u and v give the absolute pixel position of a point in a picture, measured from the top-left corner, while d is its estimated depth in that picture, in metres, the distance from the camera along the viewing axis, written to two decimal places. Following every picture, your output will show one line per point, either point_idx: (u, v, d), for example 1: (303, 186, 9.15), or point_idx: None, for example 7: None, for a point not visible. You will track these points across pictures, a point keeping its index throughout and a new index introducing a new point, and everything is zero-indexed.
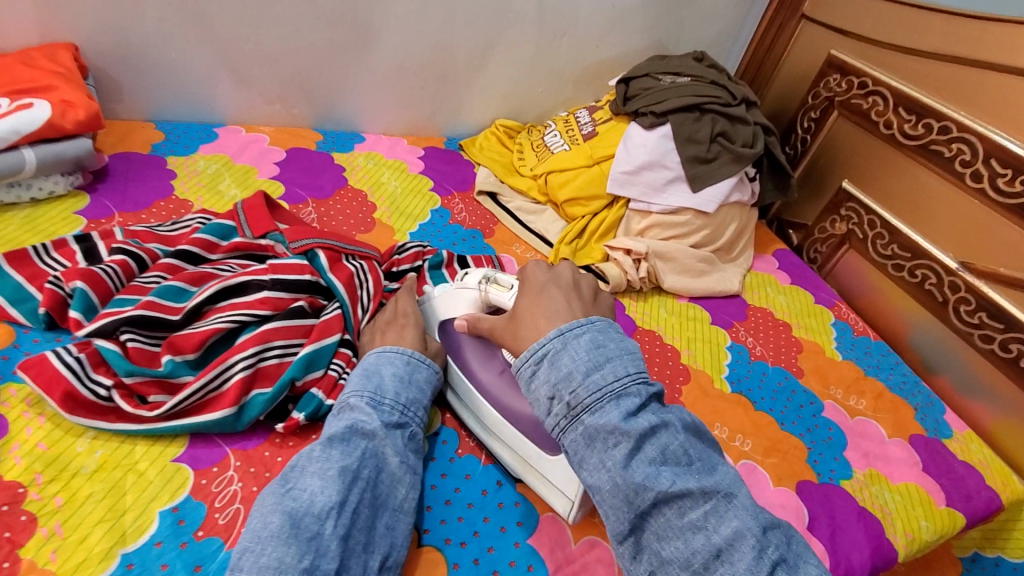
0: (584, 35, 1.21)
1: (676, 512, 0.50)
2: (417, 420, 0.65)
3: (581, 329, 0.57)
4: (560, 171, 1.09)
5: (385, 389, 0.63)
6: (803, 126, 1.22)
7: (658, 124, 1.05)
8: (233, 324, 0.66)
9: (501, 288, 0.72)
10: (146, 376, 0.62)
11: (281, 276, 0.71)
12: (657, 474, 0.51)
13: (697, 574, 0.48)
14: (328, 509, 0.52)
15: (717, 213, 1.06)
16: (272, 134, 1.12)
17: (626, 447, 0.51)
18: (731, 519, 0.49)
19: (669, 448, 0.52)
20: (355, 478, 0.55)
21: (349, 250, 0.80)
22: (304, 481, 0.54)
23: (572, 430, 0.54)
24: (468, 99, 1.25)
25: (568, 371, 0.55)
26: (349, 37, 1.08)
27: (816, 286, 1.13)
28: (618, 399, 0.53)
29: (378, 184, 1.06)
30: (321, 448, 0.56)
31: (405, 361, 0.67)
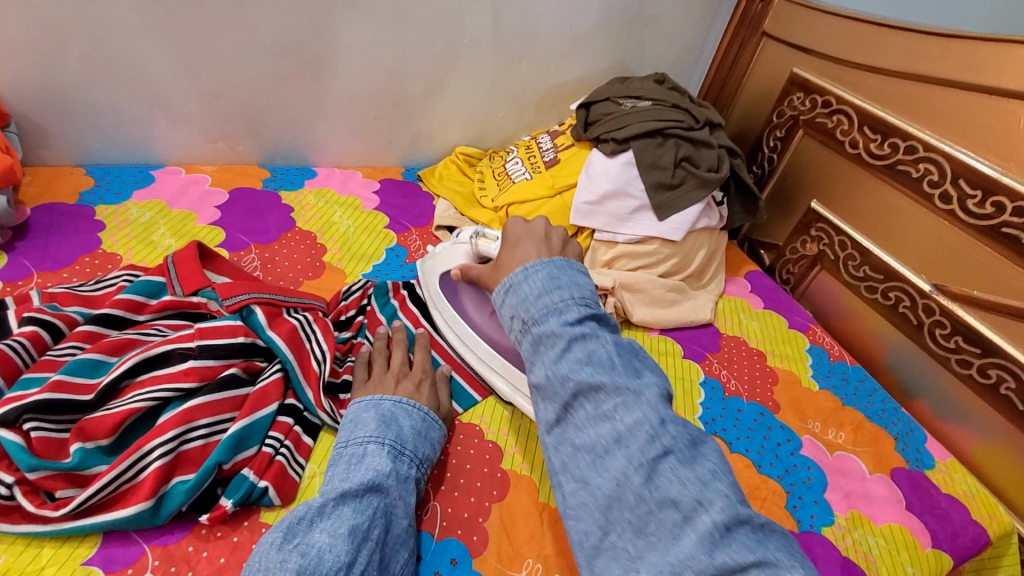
0: (541, 58, 1.18)
1: (591, 402, 0.49)
2: (424, 478, 0.63)
3: (542, 265, 0.56)
4: (521, 203, 1.05)
5: (404, 440, 0.62)
6: (770, 145, 1.20)
7: (620, 151, 1.01)
8: (152, 403, 0.60)
9: (489, 240, 0.78)
10: (51, 470, 0.55)
11: (208, 341, 0.65)
12: (580, 368, 0.49)
13: (597, 459, 0.47)
14: (337, 568, 0.48)
15: (685, 241, 1.03)
16: (215, 174, 1.05)
17: (558, 344, 0.51)
18: (636, 411, 0.47)
19: (598, 351, 0.50)
20: (365, 539, 0.52)
21: (290, 303, 0.74)
22: (311, 536, 0.50)
23: (520, 338, 0.54)
24: (426, 128, 1.20)
25: (525, 295, 0.55)
26: (295, 70, 1.03)
27: (790, 309, 1.10)
28: (561, 311, 0.53)
29: (329, 223, 1.00)
30: (333, 501, 0.53)
31: (422, 416, 0.66)
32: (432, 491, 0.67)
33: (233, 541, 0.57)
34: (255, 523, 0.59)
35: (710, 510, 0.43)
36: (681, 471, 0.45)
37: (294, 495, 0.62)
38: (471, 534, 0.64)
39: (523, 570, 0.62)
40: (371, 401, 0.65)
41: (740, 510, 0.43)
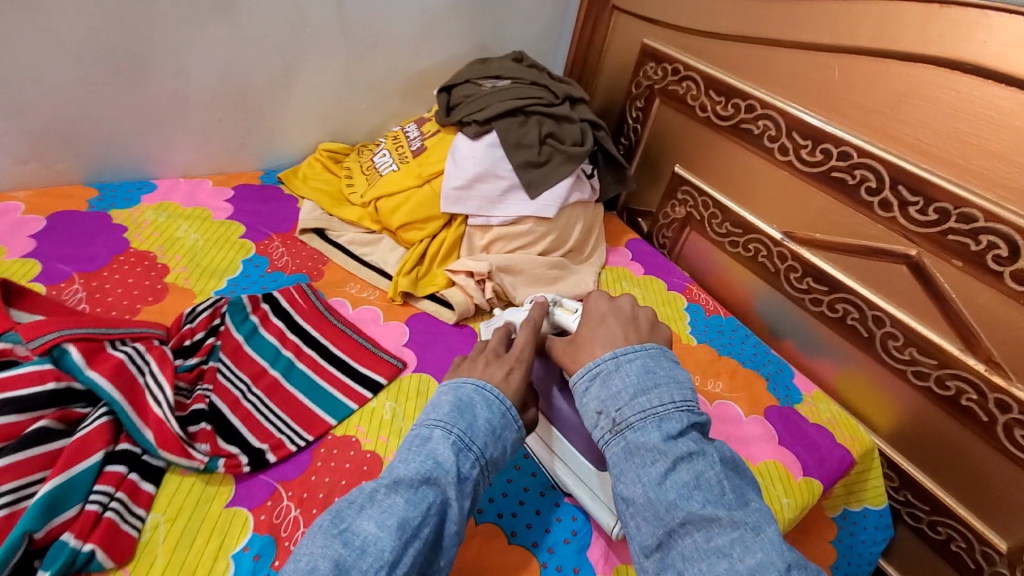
0: (397, 44, 1.13)
1: (703, 533, 0.51)
2: (485, 482, 0.58)
3: (635, 354, 0.61)
4: (389, 196, 1.00)
5: (475, 432, 0.57)
6: (632, 116, 1.23)
7: (484, 133, 0.99)
8: None
9: (568, 311, 0.74)
10: None
11: (8, 393, 0.56)
12: (689, 496, 0.53)
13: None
14: (378, 566, 0.47)
15: (560, 216, 1.02)
16: (27, 198, 0.91)
17: (661, 463, 0.54)
18: (757, 552, 0.49)
19: (706, 474, 0.54)
20: (413, 536, 0.50)
21: (115, 334, 0.65)
22: (358, 524, 0.50)
23: (609, 440, 0.58)
24: (281, 126, 1.11)
25: (619, 390, 0.59)
26: (108, 72, 0.91)
27: (667, 272, 1.14)
28: (659, 418, 0.57)
29: (172, 239, 0.90)
30: (387, 486, 0.52)
31: (501, 414, 0.60)
32: (301, 518, 0.59)
33: None
34: None
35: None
36: None
37: (132, 553, 0.54)
38: None
39: None
40: (453, 385, 0.62)
41: None
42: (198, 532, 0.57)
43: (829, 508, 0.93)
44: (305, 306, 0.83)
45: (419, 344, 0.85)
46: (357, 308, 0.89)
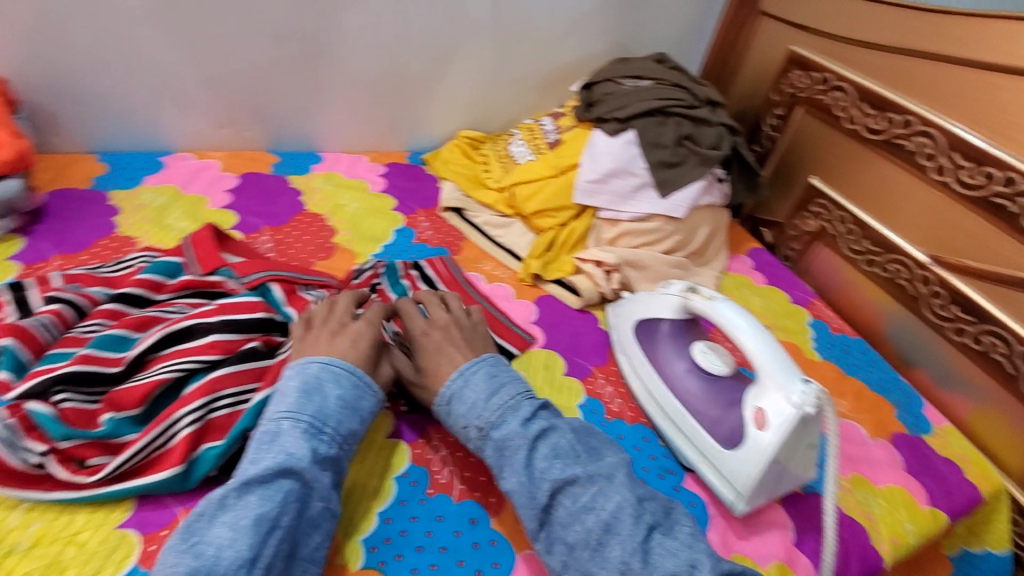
0: (540, 41, 1.19)
1: (571, 497, 0.57)
2: (349, 452, 0.60)
3: (477, 365, 0.66)
4: (525, 183, 1.06)
5: (325, 414, 0.58)
6: (770, 124, 1.22)
7: (621, 130, 1.03)
8: (179, 374, 0.62)
9: (706, 299, 0.76)
10: (84, 438, 0.57)
11: (230, 317, 0.67)
12: (552, 466, 0.59)
13: (595, 552, 0.55)
14: (238, 564, 0.48)
15: (689, 218, 1.04)
16: (224, 159, 1.06)
17: (524, 447, 0.60)
18: (615, 495, 0.57)
19: (561, 444, 0.61)
20: (273, 527, 0.51)
21: (305, 280, 0.78)
22: (211, 533, 0.50)
23: (480, 445, 0.62)
24: (429, 111, 1.21)
25: (472, 401, 0.63)
26: (297, 54, 1.03)
27: (791, 285, 1.13)
28: (513, 409, 0.63)
29: (337, 206, 1.02)
30: (237, 489, 0.52)
31: (350, 387, 0.61)
32: (450, 457, 0.69)
33: None
34: None
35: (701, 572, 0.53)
36: (669, 544, 0.55)
37: None
38: (488, 497, 0.66)
39: None
40: (298, 366, 0.61)
41: (723, 564, 0.55)
42: (368, 454, 0.67)
43: (947, 546, 0.89)
44: (447, 277, 0.91)
45: (547, 324, 0.92)
46: (490, 284, 0.97)
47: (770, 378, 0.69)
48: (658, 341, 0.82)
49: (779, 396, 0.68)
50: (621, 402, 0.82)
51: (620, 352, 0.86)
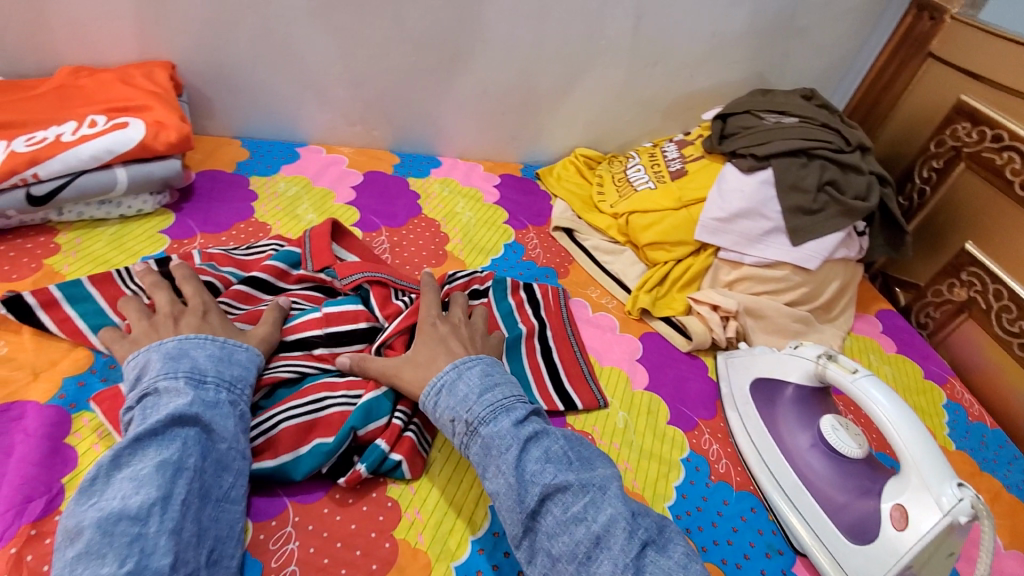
0: (676, 65, 1.14)
1: (560, 506, 0.51)
2: (245, 398, 0.58)
3: (472, 361, 0.61)
4: (643, 212, 1.01)
5: (203, 368, 0.56)
6: (922, 176, 1.11)
7: (758, 168, 0.96)
8: (294, 374, 0.65)
9: (845, 369, 0.69)
10: None
11: (334, 328, 0.70)
12: (543, 470, 0.53)
13: (582, 566, 0.49)
14: (149, 506, 0.46)
15: (820, 270, 0.95)
16: (351, 156, 1.10)
17: (514, 447, 0.54)
18: (607, 507, 0.51)
19: (553, 447, 0.55)
20: (179, 469, 0.49)
21: (399, 284, 0.77)
22: (111, 491, 0.47)
23: (466, 441, 0.56)
24: (549, 127, 1.19)
25: (465, 394, 0.58)
26: (435, 61, 1.04)
27: (925, 357, 1.02)
28: (505, 408, 0.57)
29: (452, 213, 1.03)
30: (130, 446, 0.49)
31: (219, 345, 0.60)
32: None
33: (364, 510, 0.60)
34: (382, 495, 0.61)
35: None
36: (662, 561, 0.50)
37: (420, 474, 0.64)
38: None
39: None
40: (149, 348, 0.57)
41: None
42: (466, 476, 0.65)
43: None
44: (553, 309, 0.87)
45: (652, 364, 0.87)
46: (596, 313, 0.93)
47: (917, 475, 0.61)
48: (778, 405, 0.76)
49: (928, 497, 0.60)
50: (728, 464, 0.76)
51: (730, 409, 0.81)
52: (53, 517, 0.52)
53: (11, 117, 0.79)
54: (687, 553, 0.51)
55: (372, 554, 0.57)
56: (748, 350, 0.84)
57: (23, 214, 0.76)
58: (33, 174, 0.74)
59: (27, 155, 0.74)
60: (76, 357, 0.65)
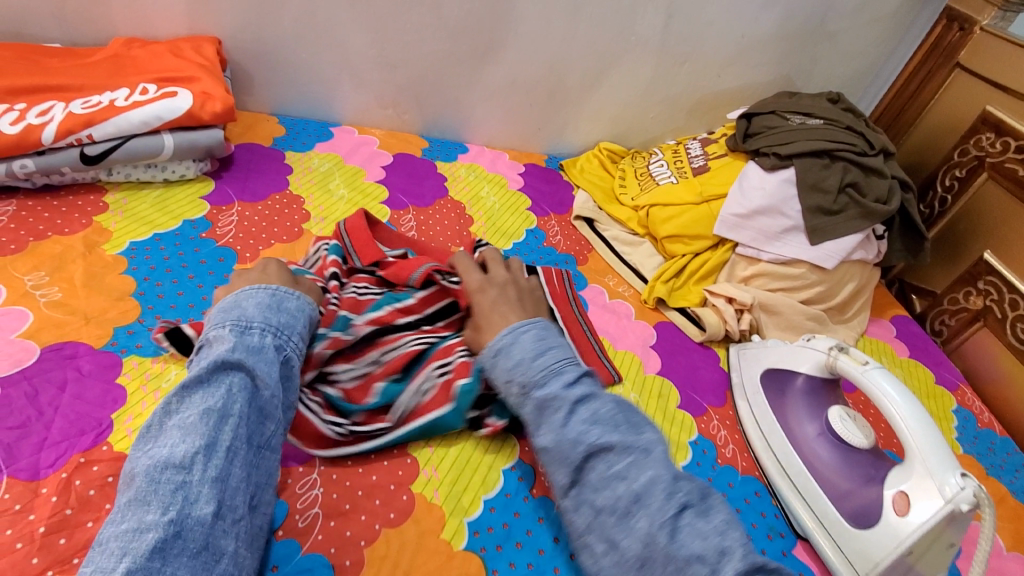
0: (703, 65, 1.16)
1: (604, 464, 0.52)
2: (292, 347, 0.59)
3: (528, 325, 0.61)
4: (664, 205, 1.03)
5: (250, 320, 0.57)
6: (944, 184, 1.11)
7: (780, 167, 0.98)
8: (424, 346, 0.70)
9: (856, 361, 0.72)
10: (366, 409, 0.64)
11: (428, 308, 0.74)
12: (589, 430, 0.53)
13: (621, 519, 0.50)
14: (193, 454, 0.47)
15: (837, 271, 0.96)
16: (382, 137, 1.13)
17: (564, 408, 0.54)
18: (649, 469, 0.51)
19: (602, 410, 0.55)
20: (224, 417, 0.50)
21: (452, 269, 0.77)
22: (163, 437, 0.48)
23: (519, 402, 0.57)
24: (575, 120, 1.22)
25: (519, 357, 0.58)
26: (468, 50, 1.07)
27: (938, 364, 1.02)
28: (558, 372, 0.57)
29: (477, 197, 1.06)
30: (177, 396, 0.50)
31: (268, 294, 0.61)
32: None
33: (385, 465, 0.63)
34: (402, 453, 0.64)
35: (732, 559, 0.46)
36: (699, 525, 0.49)
37: None
38: None
39: None
40: (215, 305, 0.60)
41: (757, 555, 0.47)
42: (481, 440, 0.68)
43: None
44: (560, 293, 0.85)
45: (665, 351, 0.89)
46: (613, 300, 0.96)
47: (922, 464, 0.63)
48: (788, 395, 0.78)
49: (930, 485, 0.62)
50: (734, 449, 0.78)
51: (740, 398, 0.83)
52: (101, 448, 0.56)
53: (69, 80, 0.83)
54: (727, 520, 0.50)
55: (391, 504, 0.60)
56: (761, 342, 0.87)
57: (76, 172, 0.80)
58: (88, 135, 0.79)
59: (83, 116, 0.79)
60: (123, 307, 0.69)
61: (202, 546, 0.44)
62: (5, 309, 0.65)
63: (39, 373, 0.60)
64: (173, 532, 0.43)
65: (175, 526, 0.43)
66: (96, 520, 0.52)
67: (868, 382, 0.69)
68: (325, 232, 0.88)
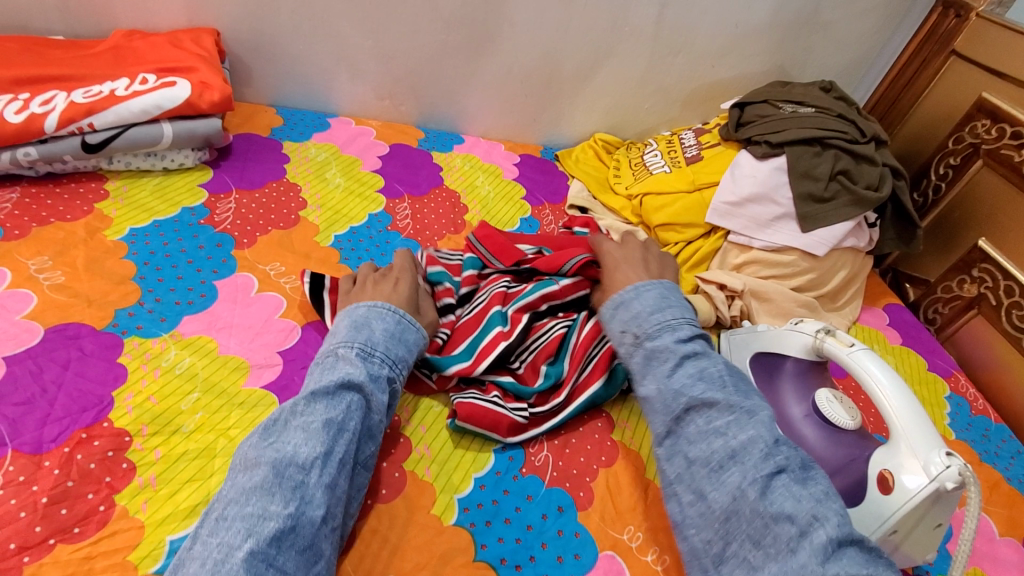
0: (698, 55, 1.16)
1: (703, 418, 0.56)
2: (402, 377, 0.63)
3: (651, 286, 0.68)
4: (657, 194, 1.04)
5: (374, 342, 0.61)
6: (938, 172, 1.12)
7: (771, 155, 0.99)
8: (568, 327, 0.76)
9: (842, 343, 0.73)
10: (537, 391, 0.71)
11: (566, 294, 0.78)
12: (693, 385, 0.58)
13: (712, 472, 0.54)
14: (312, 460, 0.51)
15: (828, 258, 0.97)
16: (379, 128, 1.15)
17: (671, 361, 0.60)
18: (750, 429, 0.55)
19: (709, 370, 0.60)
20: (341, 431, 0.53)
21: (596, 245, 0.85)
22: (287, 435, 0.52)
23: (632, 351, 0.64)
24: (570, 110, 1.23)
25: (638, 312, 0.65)
26: (463, 40, 1.08)
27: (931, 351, 1.03)
28: (672, 329, 0.63)
29: (472, 186, 1.07)
30: (305, 399, 0.54)
31: (397, 320, 0.65)
32: (546, 442, 0.69)
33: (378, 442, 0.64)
34: (396, 432, 0.66)
35: (826, 526, 0.47)
36: (795, 489, 0.51)
37: None
38: (579, 490, 0.66)
39: (625, 535, 0.63)
40: (346, 310, 0.66)
41: (854, 533, 0.48)
42: None
43: None
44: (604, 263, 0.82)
45: None
46: None
47: (906, 443, 0.64)
48: (778, 378, 0.80)
49: (914, 463, 0.63)
50: None
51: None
52: (102, 424, 0.58)
53: (71, 71, 0.86)
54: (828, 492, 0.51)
55: (383, 480, 0.61)
56: (750, 327, 0.87)
57: (77, 160, 0.82)
58: (89, 124, 0.81)
59: (84, 105, 0.81)
60: (124, 289, 0.71)
61: (309, 547, 0.47)
62: (9, 291, 0.67)
63: (43, 353, 0.62)
64: (290, 526, 0.47)
65: (292, 521, 0.47)
66: (96, 491, 0.53)
67: (857, 362, 0.69)
68: (321, 219, 0.90)
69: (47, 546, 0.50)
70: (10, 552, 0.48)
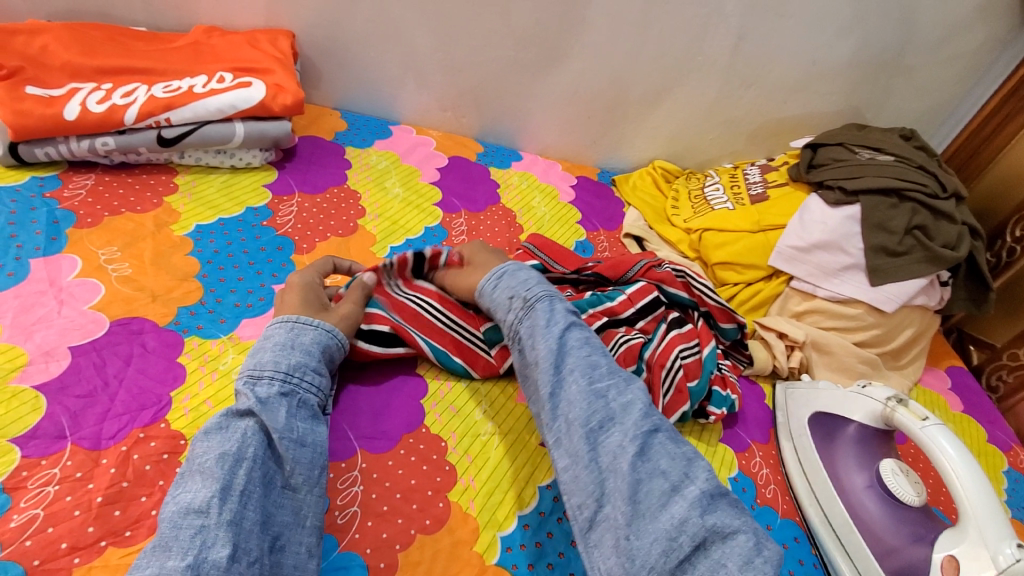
0: (771, 90, 1.13)
1: (585, 376, 0.58)
2: (307, 385, 0.60)
3: (532, 269, 0.71)
4: (719, 230, 1.01)
5: (262, 361, 0.59)
6: (1015, 235, 1.07)
7: (844, 203, 0.95)
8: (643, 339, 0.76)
9: (914, 415, 0.69)
10: None
11: (642, 304, 0.80)
12: (580, 347, 0.60)
13: (593, 432, 0.55)
14: (207, 501, 0.48)
15: (896, 314, 0.92)
16: (438, 139, 1.14)
17: (562, 322, 0.62)
18: (628, 392, 0.57)
19: (592, 338, 0.63)
20: (238, 461, 0.51)
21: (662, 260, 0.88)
22: (186, 482, 0.50)
23: (520, 314, 0.65)
24: (632, 136, 1.20)
25: (524, 281, 0.68)
26: (532, 59, 1.08)
27: (991, 421, 0.97)
28: (558, 297, 0.66)
29: (528, 206, 1.06)
30: (201, 441, 0.53)
31: (289, 329, 0.63)
32: None
33: (424, 468, 0.63)
34: (441, 459, 0.64)
35: (696, 481, 0.52)
36: (670, 447, 0.54)
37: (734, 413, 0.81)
38: None
39: None
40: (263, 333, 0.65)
41: (721, 484, 0.53)
42: (520, 456, 0.68)
43: None
44: (665, 275, 0.85)
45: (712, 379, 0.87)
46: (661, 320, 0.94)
47: (975, 529, 0.60)
48: (838, 441, 0.76)
49: (982, 553, 0.59)
50: (775, 490, 0.75)
51: (784, 437, 0.80)
52: (159, 425, 0.58)
53: (153, 64, 0.87)
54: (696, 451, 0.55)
55: (427, 510, 0.60)
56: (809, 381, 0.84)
57: (151, 152, 0.84)
58: (166, 119, 0.82)
59: (164, 100, 0.83)
60: (185, 289, 0.71)
61: None
62: (79, 280, 0.68)
63: (107, 346, 0.63)
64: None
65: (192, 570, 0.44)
66: (149, 495, 0.53)
67: (926, 436, 0.66)
68: (379, 229, 0.89)
69: (98, 548, 0.49)
70: (61, 551, 0.48)
